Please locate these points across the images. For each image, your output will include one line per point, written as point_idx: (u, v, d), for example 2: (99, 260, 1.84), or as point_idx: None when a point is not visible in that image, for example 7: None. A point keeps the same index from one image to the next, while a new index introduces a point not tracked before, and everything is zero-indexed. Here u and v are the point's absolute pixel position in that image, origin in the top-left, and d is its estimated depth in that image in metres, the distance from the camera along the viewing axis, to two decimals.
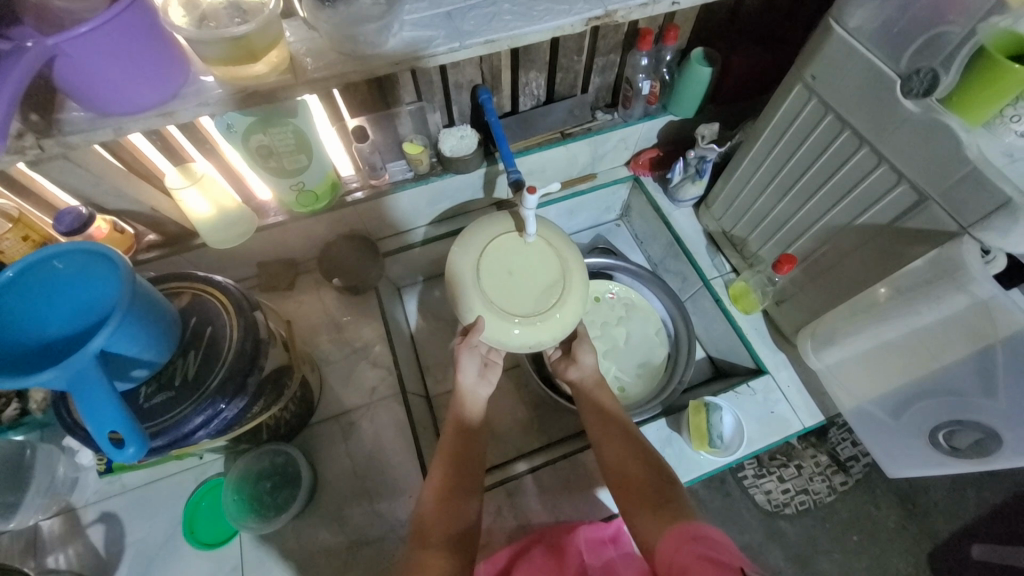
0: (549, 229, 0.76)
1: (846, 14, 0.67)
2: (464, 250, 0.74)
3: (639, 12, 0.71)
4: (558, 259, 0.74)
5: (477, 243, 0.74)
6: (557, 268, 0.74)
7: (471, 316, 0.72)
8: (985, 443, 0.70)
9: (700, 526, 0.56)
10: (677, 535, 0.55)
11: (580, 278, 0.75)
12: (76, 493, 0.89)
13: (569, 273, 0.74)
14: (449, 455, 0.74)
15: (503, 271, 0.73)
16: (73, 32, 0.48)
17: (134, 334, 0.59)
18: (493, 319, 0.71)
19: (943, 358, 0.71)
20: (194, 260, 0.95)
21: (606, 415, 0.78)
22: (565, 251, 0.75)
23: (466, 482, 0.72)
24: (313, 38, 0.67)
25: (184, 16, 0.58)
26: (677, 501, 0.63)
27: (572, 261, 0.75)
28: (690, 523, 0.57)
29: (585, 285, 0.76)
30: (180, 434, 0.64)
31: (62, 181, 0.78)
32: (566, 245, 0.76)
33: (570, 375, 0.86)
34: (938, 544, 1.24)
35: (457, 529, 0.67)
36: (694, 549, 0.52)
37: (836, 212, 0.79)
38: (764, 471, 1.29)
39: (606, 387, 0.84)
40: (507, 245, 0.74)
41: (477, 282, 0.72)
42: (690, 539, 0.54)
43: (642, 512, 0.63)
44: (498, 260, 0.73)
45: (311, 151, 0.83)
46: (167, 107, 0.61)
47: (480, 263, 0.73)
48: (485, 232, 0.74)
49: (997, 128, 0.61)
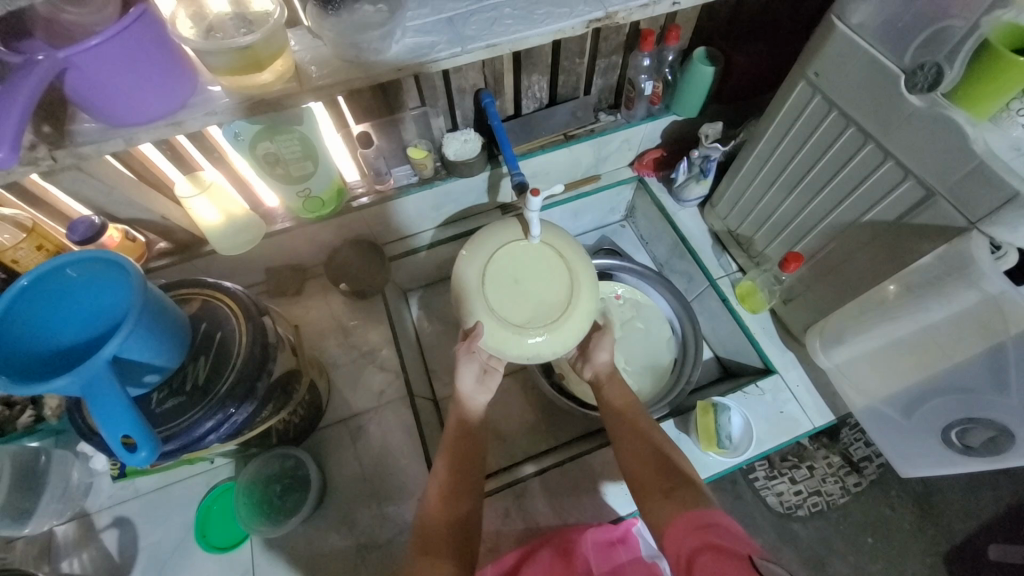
0: (562, 240, 0.76)
1: (848, 11, 0.67)
2: (471, 255, 0.75)
3: (640, 14, 0.71)
4: (568, 273, 0.74)
5: (483, 250, 0.75)
6: (566, 281, 0.74)
7: (473, 322, 0.72)
8: (998, 441, 0.69)
9: (711, 514, 0.56)
10: (687, 522, 0.56)
11: (590, 293, 0.74)
12: (90, 499, 0.90)
13: (578, 288, 0.74)
14: (450, 455, 0.74)
15: (508, 279, 0.73)
16: (84, 45, 0.49)
17: (145, 340, 0.60)
18: (493, 326, 0.71)
19: (955, 355, 0.70)
20: (203, 266, 0.96)
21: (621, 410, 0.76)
22: (575, 263, 0.75)
23: (469, 484, 0.72)
24: (317, 46, 0.69)
25: (192, 27, 0.59)
26: (692, 487, 0.62)
27: (581, 274, 0.75)
28: (702, 509, 0.57)
29: (595, 301, 0.76)
30: (191, 438, 0.65)
31: (74, 191, 0.79)
32: (578, 257, 0.76)
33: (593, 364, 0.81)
34: (954, 545, 1.22)
35: (461, 530, 0.67)
36: (704, 538, 0.53)
37: (843, 209, 0.79)
38: (775, 472, 1.27)
39: (619, 386, 0.82)
40: (515, 254, 0.74)
41: (481, 288, 0.72)
42: (702, 525, 0.54)
43: (654, 497, 0.63)
44: (505, 267, 0.73)
45: (317, 158, 0.84)
46: (176, 117, 0.63)
47: (485, 269, 0.73)
48: (493, 239, 0.75)
49: (1004, 121, 0.60)
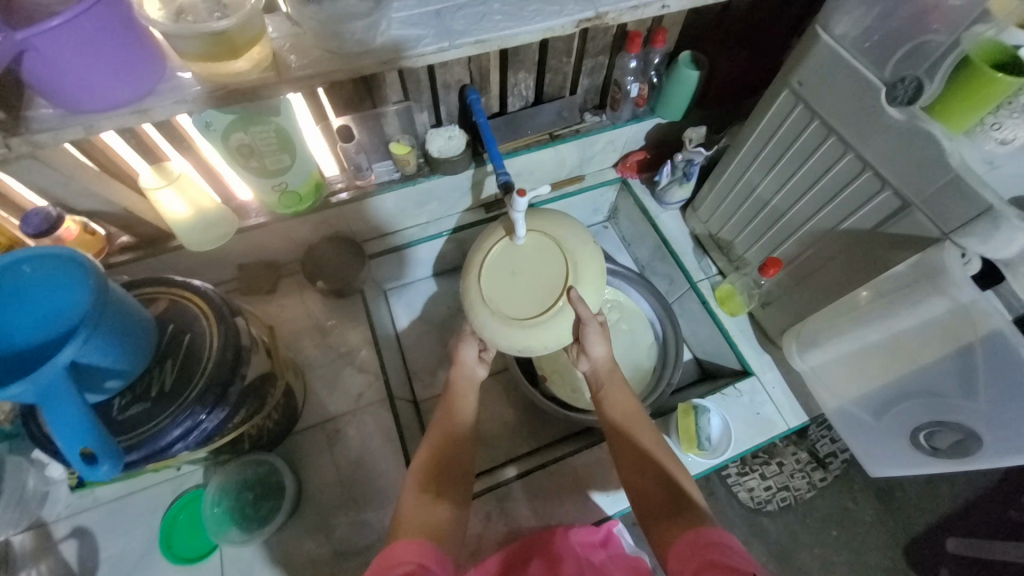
0: (570, 231, 0.73)
1: (832, 22, 0.68)
2: (477, 246, 0.76)
3: (630, 15, 0.70)
4: (566, 265, 0.71)
5: (485, 243, 0.75)
6: (563, 274, 0.71)
7: (470, 310, 0.73)
8: (965, 443, 0.72)
9: (714, 532, 0.55)
10: (692, 539, 0.55)
11: (589, 287, 0.72)
12: (47, 508, 0.85)
13: (575, 281, 0.70)
14: (431, 455, 0.73)
15: (506, 270, 0.72)
16: (44, 26, 0.45)
17: (107, 344, 0.57)
18: (486, 316, 0.71)
19: (922, 359, 0.72)
20: (171, 262, 0.91)
21: (615, 420, 0.75)
22: (576, 256, 0.72)
23: (449, 491, 0.70)
24: (296, 33, 0.65)
25: (161, 10, 0.55)
26: (695, 507, 0.62)
27: (581, 268, 0.71)
28: (707, 527, 0.56)
29: (595, 295, 0.73)
30: (157, 447, 0.62)
31: (28, 181, 0.74)
32: (581, 250, 0.72)
33: (584, 371, 0.80)
34: (913, 536, 1.27)
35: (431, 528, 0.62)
36: (707, 556, 0.53)
37: (822, 216, 0.80)
38: (747, 469, 1.28)
39: (618, 375, 0.78)
40: (514, 246, 0.73)
41: (478, 278, 0.73)
42: (706, 543, 0.54)
43: (659, 516, 0.62)
44: (502, 259, 0.73)
45: (294, 150, 0.80)
46: (142, 104, 0.59)
47: (482, 261, 0.73)
48: (492, 234, 0.75)
49: (978, 136, 0.64)
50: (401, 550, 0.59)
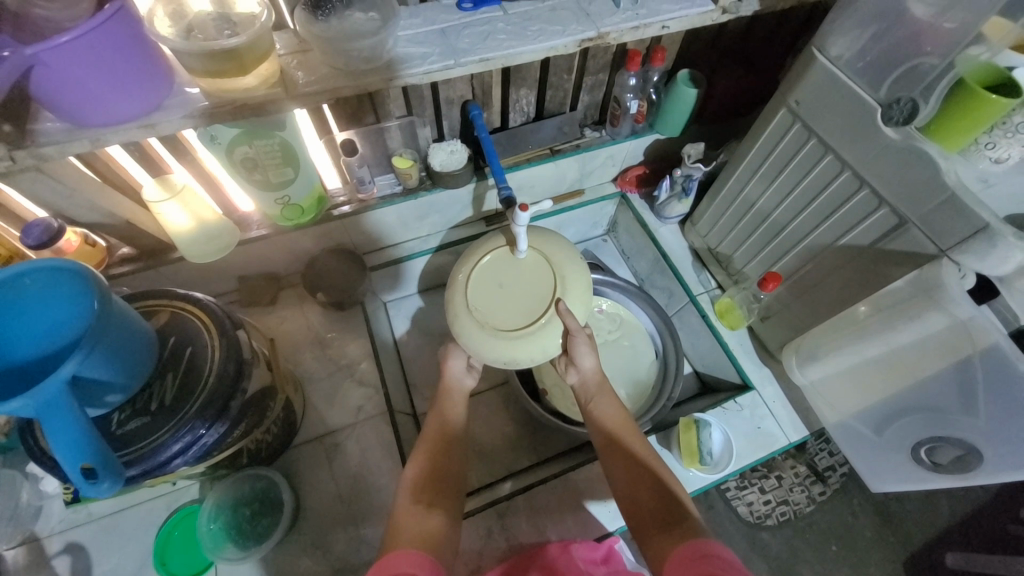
0: (555, 244, 0.74)
1: (829, 43, 0.70)
2: (465, 260, 0.75)
3: (631, 35, 0.71)
4: (555, 278, 0.72)
5: (473, 256, 0.75)
6: (551, 287, 0.72)
7: (458, 326, 0.72)
8: (965, 459, 0.71)
9: (708, 543, 0.55)
10: (683, 555, 0.55)
11: (576, 300, 0.72)
12: (40, 522, 0.84)
13: (563, 294, 0.71)
14: (426, 462, 0.73)
15: (493, 284, 0.73)
16: (54, 41, 0.46)
17: (107, 358, 0.56)
18: (475, 328, 0.71)
19: (920, 373, 0.73)
20: (171, 273, 0.91)
21: (609, 428, 0.75)
22: (564, 269, 0.72)
23: (441, 499, 0.69)
24: (304, 50, 0.66)
25: (170, 26, 0.56)
26: (690, 519, 0.61)
27: (569, 280, 0.72)
28: (700, 540, 0.56)
29: (584, 308, 0.73)
30: (156, 462, 0.61)
31: (32, 193, 0.74)
32: (570, 264, 0.73)
33: (574, 383, 0.80)
34: (913, 551, 1.27)
35: (432, 544, 0.61)
36: (702, 568, 0.52)
37: (820, 232, 0.81)
38: (746, 483, 1.31)
39: (608, 387, 0.79)
40: (506, 259, 0.73)
41: (465, 292, 0.73)
42: (698, 556, 0.54)
43: (653, 530, 0.62)
44: (494, 272, 0.73)
45: (297, 164, 0.81)
46: (148, 119, 0.59)
47: (469, 274, 0.73)
48: (483, 247, 0.75)
49: (972, 154, 0.67)
50: (396, 560, 0.57)
